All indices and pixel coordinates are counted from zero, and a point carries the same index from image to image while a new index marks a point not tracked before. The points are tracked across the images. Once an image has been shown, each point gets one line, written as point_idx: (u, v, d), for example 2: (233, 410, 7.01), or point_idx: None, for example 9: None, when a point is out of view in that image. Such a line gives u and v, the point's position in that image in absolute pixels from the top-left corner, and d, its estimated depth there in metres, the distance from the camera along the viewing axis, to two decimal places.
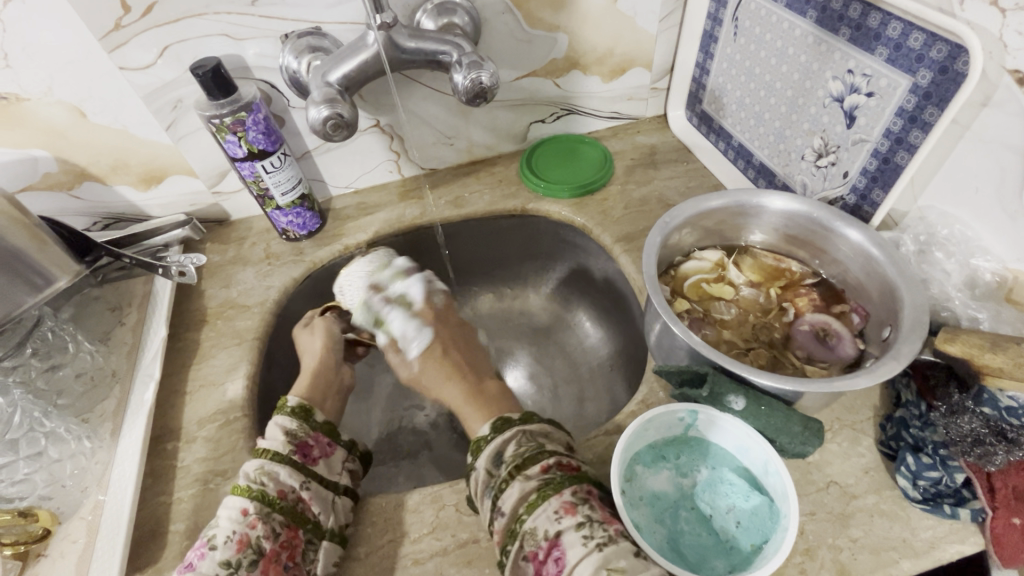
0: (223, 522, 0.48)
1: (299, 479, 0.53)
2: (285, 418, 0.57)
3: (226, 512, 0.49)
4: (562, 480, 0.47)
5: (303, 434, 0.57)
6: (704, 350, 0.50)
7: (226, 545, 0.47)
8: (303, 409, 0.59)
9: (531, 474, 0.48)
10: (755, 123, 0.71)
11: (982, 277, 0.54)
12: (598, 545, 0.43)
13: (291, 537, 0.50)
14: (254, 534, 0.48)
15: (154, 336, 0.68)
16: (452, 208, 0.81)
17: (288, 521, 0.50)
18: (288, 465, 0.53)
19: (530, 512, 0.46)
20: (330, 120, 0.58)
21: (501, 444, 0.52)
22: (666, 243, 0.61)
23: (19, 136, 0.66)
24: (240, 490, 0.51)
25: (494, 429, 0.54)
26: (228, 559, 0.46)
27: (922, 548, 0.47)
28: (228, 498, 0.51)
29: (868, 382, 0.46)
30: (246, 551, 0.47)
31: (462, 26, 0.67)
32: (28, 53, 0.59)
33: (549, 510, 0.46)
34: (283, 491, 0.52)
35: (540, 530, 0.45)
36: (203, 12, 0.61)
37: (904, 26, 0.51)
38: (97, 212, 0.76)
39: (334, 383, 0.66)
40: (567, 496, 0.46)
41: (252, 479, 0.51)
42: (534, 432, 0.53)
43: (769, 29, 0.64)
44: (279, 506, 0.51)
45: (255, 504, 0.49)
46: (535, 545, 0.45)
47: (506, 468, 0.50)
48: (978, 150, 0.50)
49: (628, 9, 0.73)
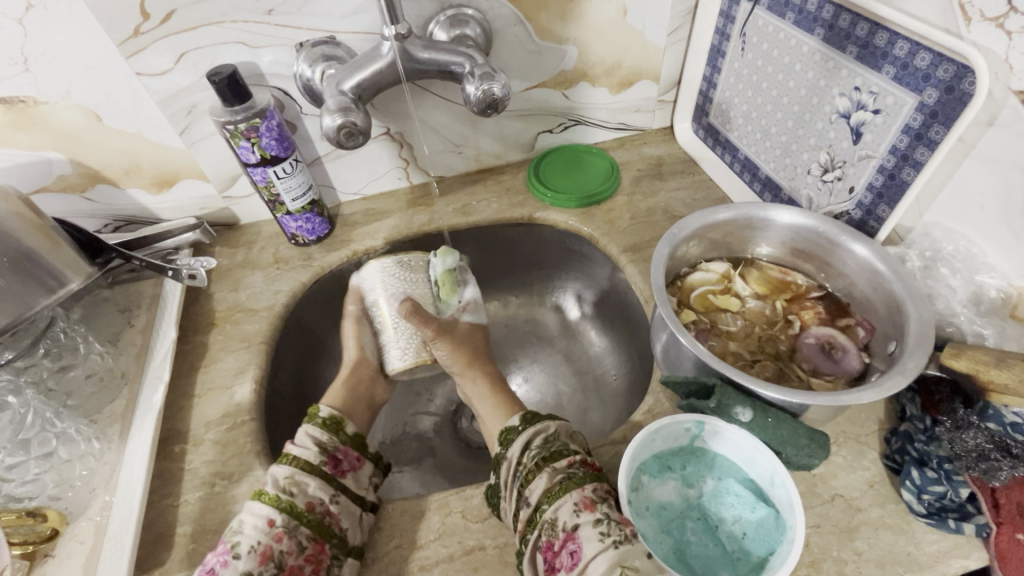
0: (249, 530, 0.50)
1: (328, 491, 0.54)
2: (317, 429, 0.59)
3: (252, 519, 0.50)
4: (586, 477, 0.50)
5: (334, 447, 0.58)
6: (711, 361, 0.50)
7: (249, 555, 0.48)
8: (334, 421, 0.60)
9: (558, 466, 0.51)
10: (761, 136, 0.72)
11: (988, 293, 0.54)
12: (615, 543, 0.44)
13: (315, 552, 0.51)
14: (277, 547, 0.50)
15: (164, 338, 0.68)
16: (460, 216, 0.82)
17: (313, 534, 0.52)
18: (318, 476, 0.55)
19: (552, 502, 0.49)
20: (344, 128, 0.59)
21: (530, 436, 0.55)
22: (674, 254, 0.61)
23: (36, 138, 0.67)
24: (267, 498, 0.52)
25: (523, 421, 0.58)
26: (252, 569, 0.48)
27: (926, 562, 0.47)
28: (255, 503, 0.52)
29: (875, 396, 0.46)
30: (268, 564, 0.49)
31: (474, 37, 0.68)
32: (47, 57, 0.60)
33: (570, 502, 0.48)
34: (310, 504, 0.53)
35: (559, 522, 0.47)
36: (221, 20, 0.62)
37: (910, 46, 0.52)
38: (109, 214, 0.77)
39: (364, 396, 0.67)
40: (588, 492, 0.48)
41: (281, 487, 0.53)
42: (563, 429, 0.55)
43: (777, 46, 0.65)
44: (306, 519, 0.52)
45: (283, 517, 0.51)
46: (552, 536, 0.47)
47: (533, 459, 0.53)
48: (984, 169, 0.51)
49: (637, 23, 0.74)
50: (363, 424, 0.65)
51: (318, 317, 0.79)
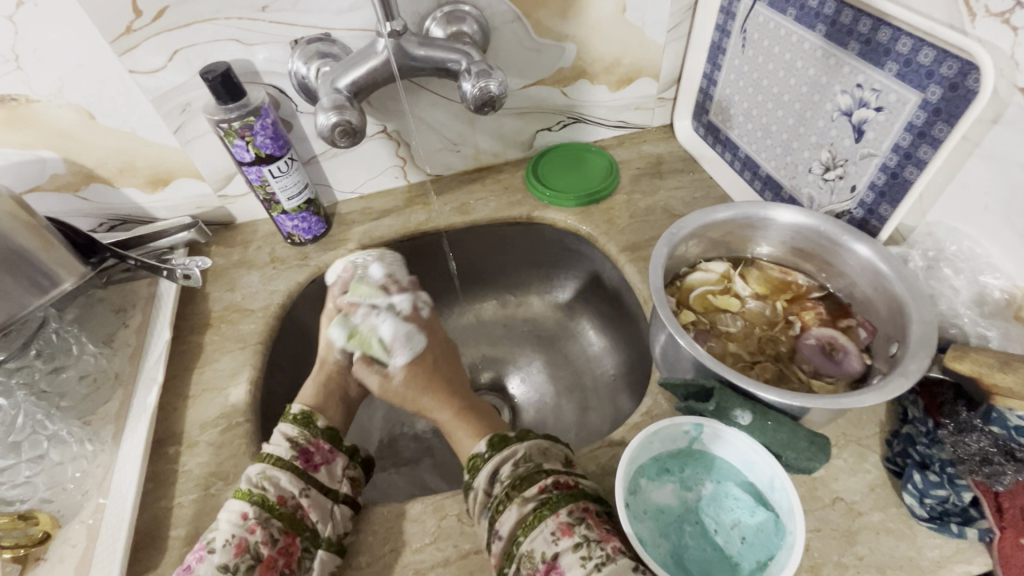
0: (223, 525, 0.50)
1: (299, 485, 0.54)
2: (288, 425, 0.59)
3: (227, 515, 0.50)
4: (560, 500, 0.49)
5: (305, 440, 0.58)
6: (710, 363, 0.50)
7: (224, 549, 0.48)
8: (305, 415, 0.60)
9: (529, 495, 0.50)
10: (762, 134, 0.71)
11: (991, 294, 0.54)
12: (598, 565, 0.44)
13: (288, 544, 0.51)
14: (251, 539, 0.49)
15: (158, 339, 0.68)
16: (457, 215, 0.81)
17: (285, 528, 0.51)
18: (288, 470, 0.54)
19: (527, 534, 0.48)
20: (339, 127, 0.58)
21: (497, 463, 0.54)
22: (673, 253, 0.61)
23: (28, 137, 0.66)
24: (242, 495, 0.52)
25: (493, 446, 0.56)
26: (227, 562, 0.48)
27: (928, 567, 0.47)
28: (230, 501, 0.52)
29: (876, 400, 0.45)
30: (244, 556, 0.48)
31: (471, 34, 0.67)
32: (39, 55, 0.60)
33: (546, 531, 0.47)
34: (283, 497, 0.53)
35: (537, 553, 0.47)
36: (214, 17, 0.62)
37: (914, 42, 0.51)
38: (104, 213, 0.76)
39: (339, 392, 0.67)
40: (563, 517, 0.48)
41: (254, 483, 0.53)
42: (534, 449, 0.54)
43: (778, 42, 0.64)
44: (279, 512, 0.52)
45: (255, 509, 0.51)
46: (532, 569, 0.46)
47: (504, 489, 0.51)
48: (989, 167, 0.50)
49: (636, 19, 0.73)
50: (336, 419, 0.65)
51: (314, 317, 0.79)
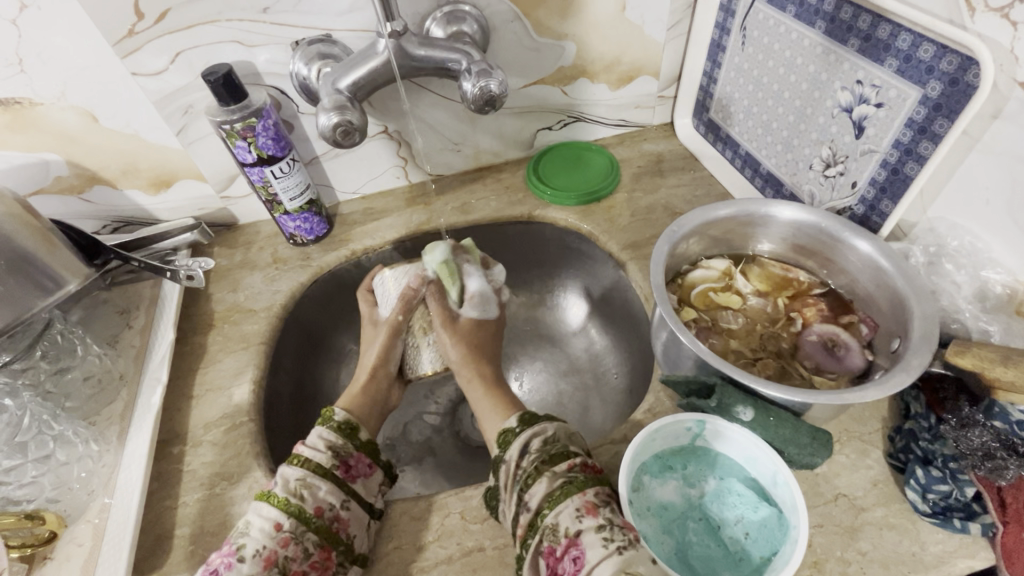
0: (256, 533, 0.48)
1: (339, 498, 0.52)
2: (330, 432, 0.56)
3: (261, 522, 0.48)
4: (587, 481, 0.48)
5: (347, 452, 0.55)
6: (711, 359, 0.50)
7: (254, 559, 0.46)
8: (348, 425, 0.58)
9: (558, 470, 0.49)
10: (762, 132, 0.71)
11: (993, 289, 0.53)
12: (620, 548, 0.42)
13: (324, 558, 0.49)
14: (281, 553, 0.47)
15: (162, 339, 0.68)
16: (459, 214, 0.81)
17: (321, 541, 0.49)
18: (330, 482, 0.52)
19: (552, 507, 0.47)
20: (340, 126, 0.58)
21: (528, 437, 0.53)
22: (674, 251, 0.61)
23: (32, 139, 0.66)
24: (277, 501, 0.50)
25: (521, 423, 0.56)
26: (256, 574, 0.45)
27: (931, 562, 0.47)
28: (259, 504, 0.50)
29: (878, 395, 0.45)
30: (273, 570, 0.46)
31: (471, 33, 0.67)
32: (43, 58, 0.60)
33: (571, 508, 0.46)
34: (320, 509, 0.51)
35: (561, 528, 0.46)
36: (216, 19, 0.62)
37: (914, 38, 0.51)
38: (107, 215, 0.77)
39: (380, 403, 0.65)
40: (590, 496, 0.47)
41: (291, 491, 0.50)
42: (561, 431, 0.53)
43: (778, 39, 0.64)
44: (314, 524, 0.50)
45: (290, 521, 0.49)
46: (554, 542, 0.45)
47: (533, 463, 0.51)
48: (989, 162, 0.50)
49: (636, 18, 0.73)
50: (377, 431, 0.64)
51: (317, 317, 0.79)
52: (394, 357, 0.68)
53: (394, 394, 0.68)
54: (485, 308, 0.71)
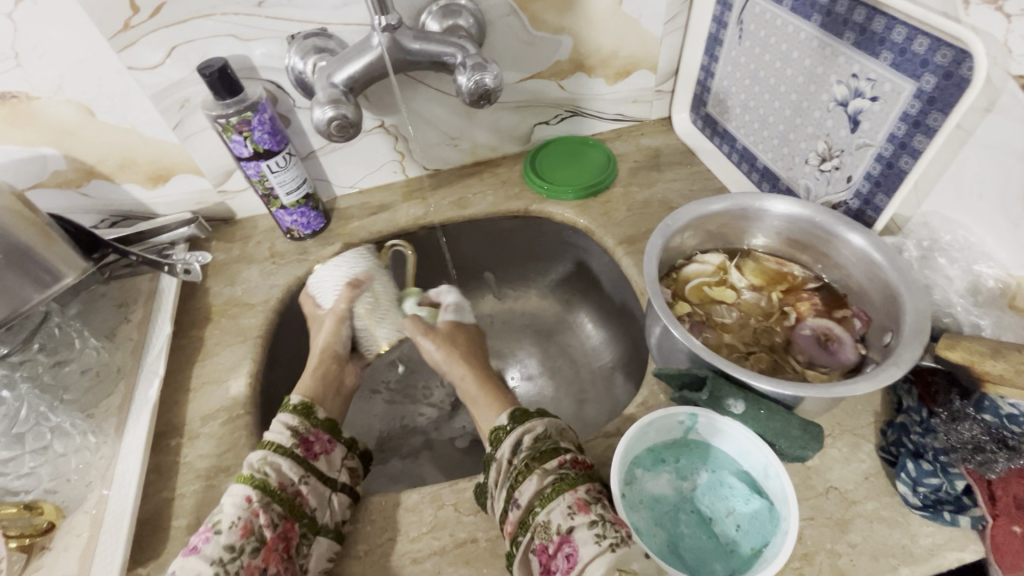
0: (228, 508, 0.49)
1: (298, 472, 0.54)
2: (288, 415, 0.59)
3: (231, 499, 0.50)
4: (578, 478, 0.49)
5: (306, 430, 0.58)
6: (703, 353, 0.50)
7: (231, 530, 0.48)
8: (305, 406, 0.60)
9: (549, 467, 0.50)
10: (758, 126, 0.71)
11: (985, 284, 0.54)
12: (612, 546, 0.43)
13: (288, 530, 0.51)
14: (257, 521, 0.49)
15: (159, 332, 0.69)
16: (455, 208, 0.81)
17: (285, 513, 0.51)
18: (290, 457, 0.55)
19: (545, 505, 0.48)
20: (335, 121, 0.58)
21: (519, 434, 0.53)
22: (668, 245, 0.61)
23: (27, 133, 0.66)
24: (243, 479, 0.52)
25: (513, 419, 0.55)
26: (233, 543, 0.47)
27: (921, 554, 0.47)
28: (232, 486, 0.52)
29: (868, 388, 0.45)
30: (250, 538, 0.48)
31: (467, 27, 0.67)
32: (39, 52, 0.60)
33: (563, 505, 0.47)
34: (283, 483, 0.53)
35: (552, 524, 0.46)
36: (210, 12, 0.62)
37: (909, 31, 0.51)
38: (105, 209, 0.77)
39: (334, 383, 0.67)
40: (581, 493, 0.47)
41: (255, 467, 0.53)
42: (552, 427, 0.53)
43: (775, 33, 0.64)
44: (279, 497, 0.52)
45: (257, 492, 0.51)
46: (545, 539, 0.46)
47: (523, 459, 0.51)
48: (984, 156, 0.50)
49: (633, 11, 0.72)
50: (335, 411, 0.65)
51: None
52: (343, 335, 0.69)
53: (347, 371, 0.69)
54: (464, 316, 0.73)
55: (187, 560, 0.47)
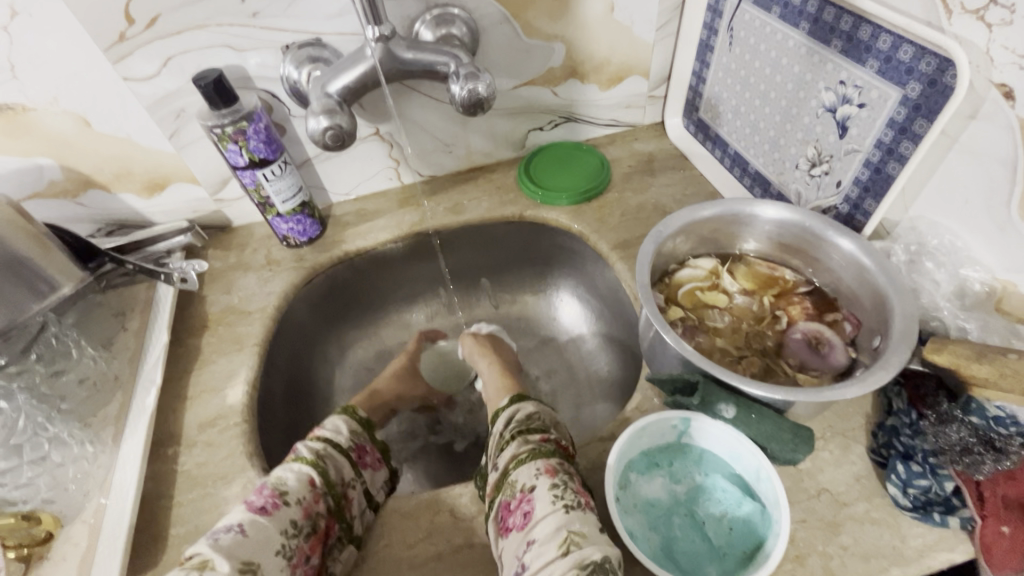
0: (295, 484, 0.52)
1: (348, 475, 0.58)
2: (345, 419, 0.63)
3: (295, 475, 0.53)
4: (553, 450, 0.52)
5: (361, 439, 0.62)
6: (695, 359, 0.50)
7: (298, 507, 0.51)
8: (366, 419, 0.65)
9: (530, 439, 0.54)
10: (749, 131, 0.72)
11: (972, 287, 0.54)
12: (565, 507, 0.46)
13: (328, 527, 0.53)
14: (315, 507, 0.52)
15: (155, 341, 0.69)
16: (450, 214, 0.82)
17: (331, 508, 0.54)
18: (347, 459, 0.59)
19: (517, 466, 0.51)
20: (330, 130, 0.59)
21: (513, 411, 0.59)
22: (661, 250, 0.61)
23: (24, 145, 0.67)
24: (306, 460, 0.55)
25: (511, 400, 0.62)
26: (297, 521, 0.50)
27: (912, 555, 0.48)
28: (291, 464, 0.54)
29: (857, 392, 0.46)
30: (308, 522, 0.51)
31: (460, 36, 0.68)
32: (34, 64, 0.60)
33: (532, 468, 0.50)
34: (338, 479, 0.56)
35: (518, 483, 0.50)
36: (206, 23, 0.62)
37: (894, 39, 0.52)
38: (101, 218, 0.77)
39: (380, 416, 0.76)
40: (551, 461, 0.50)
41: (316, 457, 0.56)
42: (545, 412, 0.58)
43: (764, 40, 0.65)
44: (331, 491, 0.55)
45: (321, 480, 0.54)
46: (510, 496, 0.49)
47: (512, 431, 0.56)
48: (969, 161, 0.51)
49: (624, 18, 0.73)
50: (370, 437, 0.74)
51: (309, 318, 0.80)
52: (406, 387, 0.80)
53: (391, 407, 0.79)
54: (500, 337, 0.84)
55: (257, 519, 0.48)
